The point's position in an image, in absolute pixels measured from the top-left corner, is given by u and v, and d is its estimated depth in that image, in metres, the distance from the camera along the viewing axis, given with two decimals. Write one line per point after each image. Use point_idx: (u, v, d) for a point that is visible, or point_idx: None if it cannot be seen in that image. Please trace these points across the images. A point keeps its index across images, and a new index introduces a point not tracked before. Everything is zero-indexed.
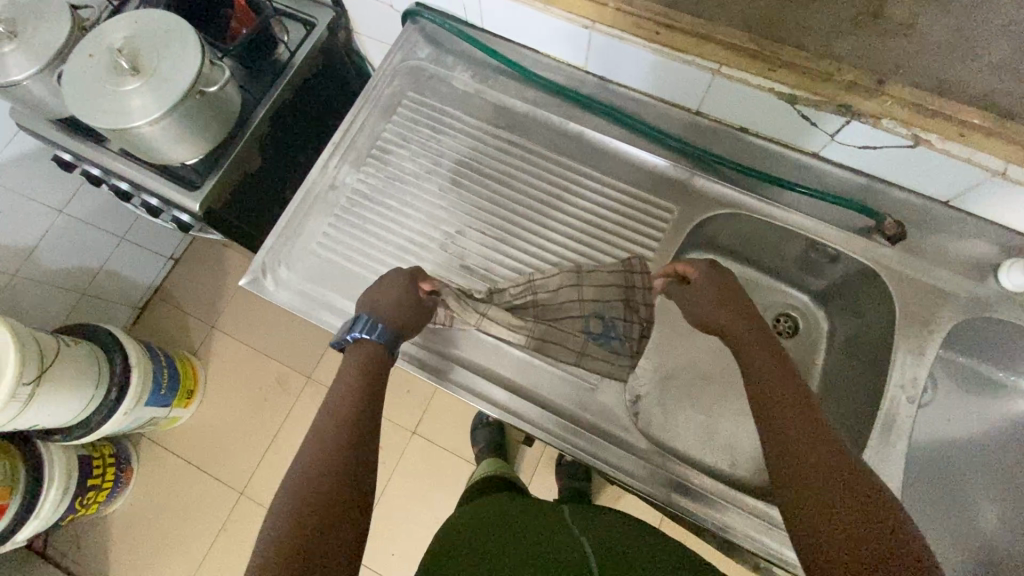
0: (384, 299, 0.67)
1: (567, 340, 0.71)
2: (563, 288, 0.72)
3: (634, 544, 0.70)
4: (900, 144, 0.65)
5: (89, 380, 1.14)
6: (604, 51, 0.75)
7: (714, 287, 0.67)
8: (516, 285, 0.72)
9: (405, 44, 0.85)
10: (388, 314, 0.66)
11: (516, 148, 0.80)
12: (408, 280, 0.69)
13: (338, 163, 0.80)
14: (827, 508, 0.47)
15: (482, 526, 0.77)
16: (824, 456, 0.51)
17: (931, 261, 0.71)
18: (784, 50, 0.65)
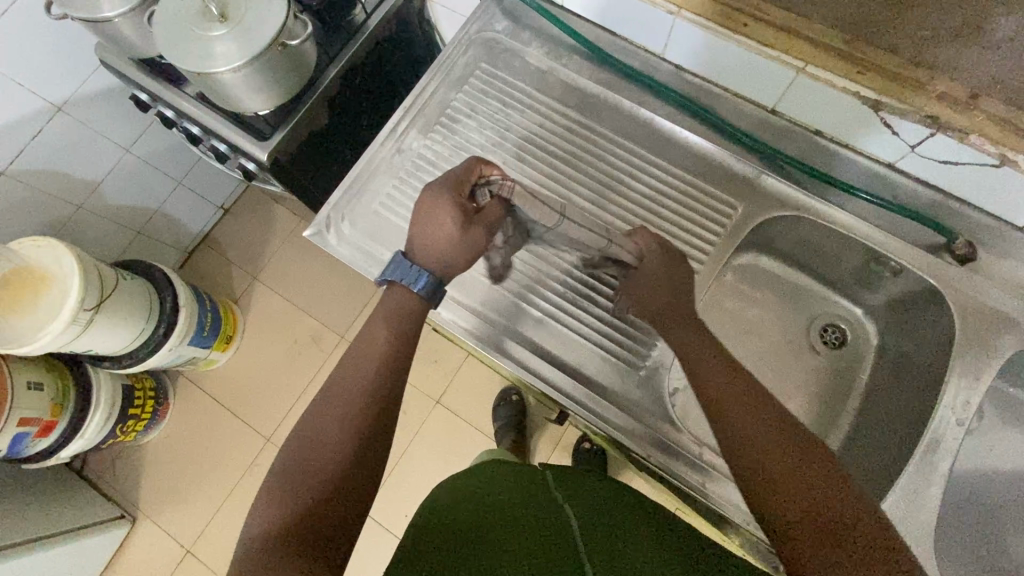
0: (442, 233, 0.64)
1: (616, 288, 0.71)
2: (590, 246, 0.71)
3: (627, 520, 0.66)
4: (986, 162, 0.64)
5: (140, 313, 1.19)
6: (685, 39, 0.74)
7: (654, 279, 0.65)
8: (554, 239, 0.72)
9: (483, 15, 0.85)
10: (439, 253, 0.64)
11: (583, 130, 0.80)
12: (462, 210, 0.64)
13: (407, 127, 0.81)
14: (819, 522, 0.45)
15: (488, 484, 0.77)
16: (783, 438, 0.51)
17: (998, 285, 0.70)
18: (876, 53, 0.63)
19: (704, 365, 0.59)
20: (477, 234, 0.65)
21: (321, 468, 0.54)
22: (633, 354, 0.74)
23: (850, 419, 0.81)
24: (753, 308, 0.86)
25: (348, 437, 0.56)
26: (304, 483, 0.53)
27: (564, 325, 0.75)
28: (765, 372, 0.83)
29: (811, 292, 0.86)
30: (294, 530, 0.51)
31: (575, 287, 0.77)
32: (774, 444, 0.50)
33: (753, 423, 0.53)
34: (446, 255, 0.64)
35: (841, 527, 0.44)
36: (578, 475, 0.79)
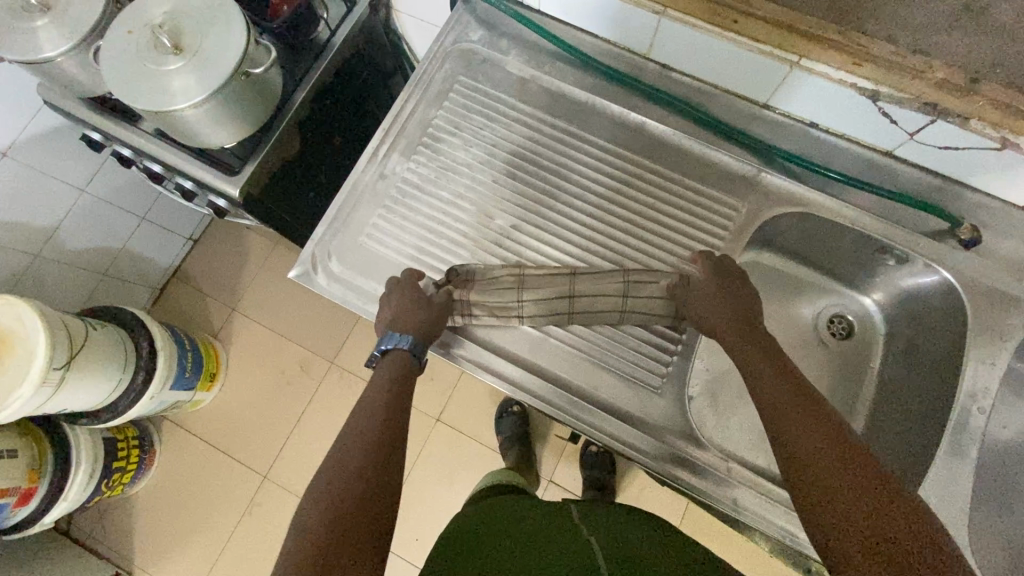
0: (404, 304, 0.66)
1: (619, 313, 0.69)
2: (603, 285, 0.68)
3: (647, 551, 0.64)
4: (986, 146, 0.63)
5: (115, 364, 1.12)
6: (671, 38, 0.71)
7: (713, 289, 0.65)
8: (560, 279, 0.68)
9: (457, 26, 0.80)
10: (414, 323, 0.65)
11: (575, 140, 0.76)
12: (419, 290, 0.67)
13: (388, 150, 0.76)
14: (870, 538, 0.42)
15: (503, 522, 0.73)
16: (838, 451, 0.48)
17: (1005, 266, 0.69)
18: (872, 43, 0.61)
19: (759, 368, 0.57)
20: (437, 308, 0.67)
21: (347, 494, 0.51)
22: (645, 371, 0.71)
23: (864, 410, 0.80)
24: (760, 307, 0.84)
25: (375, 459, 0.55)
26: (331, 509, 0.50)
27: (573, 348, 0.71)
28: None
29: (813, 285, 0.85)
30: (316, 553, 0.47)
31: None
32: (824, 440, 0.48)
33: (811, 431, 0.49)
34: (422, 321, 0.65)
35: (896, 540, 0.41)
36: (605, 511, 0.75)
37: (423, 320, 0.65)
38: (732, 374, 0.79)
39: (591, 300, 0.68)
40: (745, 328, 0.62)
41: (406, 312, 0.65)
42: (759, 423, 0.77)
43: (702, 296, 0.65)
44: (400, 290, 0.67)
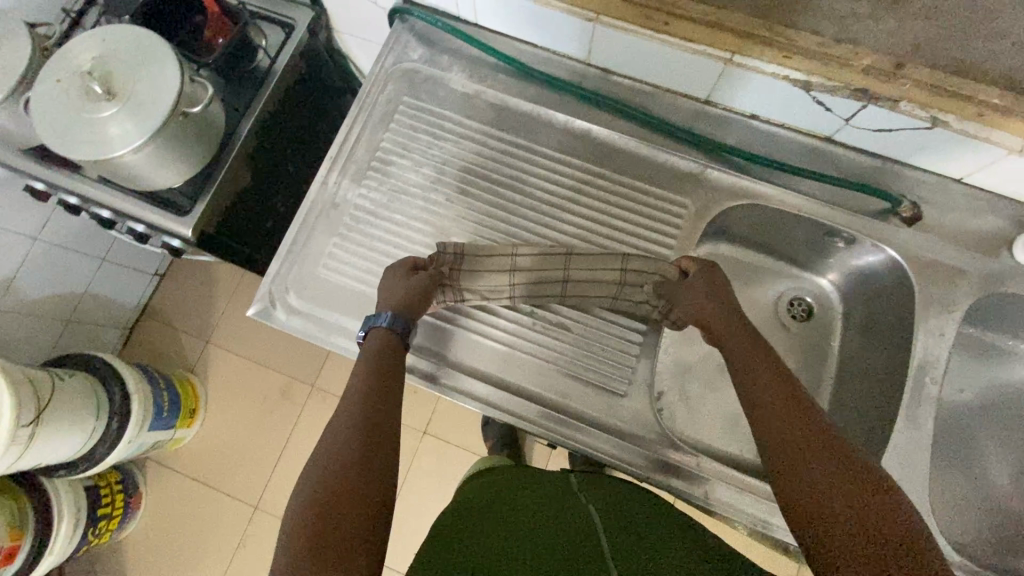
0: (395, 288, 0.66)
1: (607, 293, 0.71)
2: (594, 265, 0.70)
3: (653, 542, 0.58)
4: (917, 126, 0.65)
5: (87, 412, 1.10)
6: (607, 43, 0.72)
7: (705, 283, 0.68)
8: (543, 263, 0.69)
9: (396, 45, 0.80)
10: (398, 302, 0.65)
11: (523, 152, 0.76)
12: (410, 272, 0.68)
13: (338, 178, 0.75)
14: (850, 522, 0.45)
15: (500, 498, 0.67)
16: (821, 444, 0.51)
17: (947, 238, 0.71)
18: (798, 35, 0.63)
19: (752, 370, 0.60)
20: (423, 282, 0.67)
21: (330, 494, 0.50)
22: (612, 375, 0.72)
23: (829, 386, 0.82)
24: None
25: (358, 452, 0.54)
26: (312, 531, 0.48)
27: (539, 359, 0.72)
28: None
29: (771, 270, 0.86)
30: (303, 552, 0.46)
31: (544, 317, 0.74)
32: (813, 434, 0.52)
33: (796, 424, 0.53)
34: (408, 300, 0.65)
35: (875, 527, 0.44)
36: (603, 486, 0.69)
37: (411, 299, 0.66)
38: (698, 366, 0.82)
39: (581, 285, 0.70)
40: (735, 324, 0.65)
41: (395, 295, 0.66)
42: (727, 412, 0.79)
43: (698, 286, 0.68)
44: (391, 275, 0.68)
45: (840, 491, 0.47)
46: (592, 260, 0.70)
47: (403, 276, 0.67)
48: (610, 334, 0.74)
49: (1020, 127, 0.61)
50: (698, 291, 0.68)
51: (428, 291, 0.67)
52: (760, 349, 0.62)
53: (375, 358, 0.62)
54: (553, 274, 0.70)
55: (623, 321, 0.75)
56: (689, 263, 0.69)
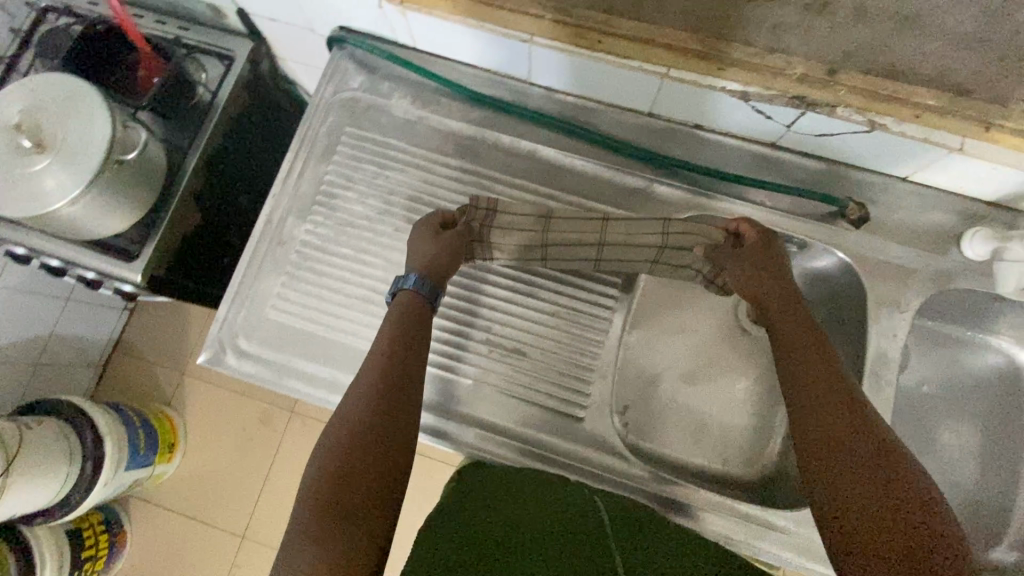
0: (423, 251, 0.67)
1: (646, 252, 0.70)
2: (637, 226, 0.68)
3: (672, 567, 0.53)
4: (857, 130, 0.65)
5: (60, 458, 1.09)
6: (545, 62, 0.71)
7: (758, 250, 0.67)
8: (577, 225, 0.69)
9: (335, 74, 0.78)
10: (426, 265, 0.67)
11: (470, 176, 0.75)
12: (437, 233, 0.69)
13: (283, 215, 0.74)
14: (878, 521, 0.47)
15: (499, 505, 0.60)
16: (857, 440, 0.52)
17: (895, 238, 0.72)
18: (731, 48, 0.62)
19: (798, 358, 0.60)
20: (449, 244, 0.68)
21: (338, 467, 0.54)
22: (568, 398, 0.72)
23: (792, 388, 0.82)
24: (681, 304, 0.86)
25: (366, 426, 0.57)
26: (318, 509, 0.52)
27: (494, 386, 0.72)
28: (706, 365, 0.83)
29: None
30: (313, 525, 0.51)
31: (495, 344, 0.73)
32: (851, 428, 0.53)
33: (834, 421, 0.54)
34: (433, 264, 0.66)
35: (904, 529, 0.46)
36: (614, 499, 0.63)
37: (439, 260, 0.67)
38: (662, 379, 0.83)
39: (621, 250, 0.70)
40: (785, 297, 0.66)
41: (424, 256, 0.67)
42: (691, 420, 0.81)
43: (749, 253, 0.68)
44: (419, 239, 0.68)
45: (871, 489, 0.48)
46: (632, 225, 0.68)
47: (431, 239, 0.68)
48: (566, 357, 0.74)
49: (959, 125, 0.61)
50: (748, 256, 0.68)
51: (453, 253, 0.68)
52: (814, 338, 0.61)
53: (394, 321, 0.64)
54: (589, 236, 0.69)
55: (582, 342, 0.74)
56: (745, 226, 0.68)
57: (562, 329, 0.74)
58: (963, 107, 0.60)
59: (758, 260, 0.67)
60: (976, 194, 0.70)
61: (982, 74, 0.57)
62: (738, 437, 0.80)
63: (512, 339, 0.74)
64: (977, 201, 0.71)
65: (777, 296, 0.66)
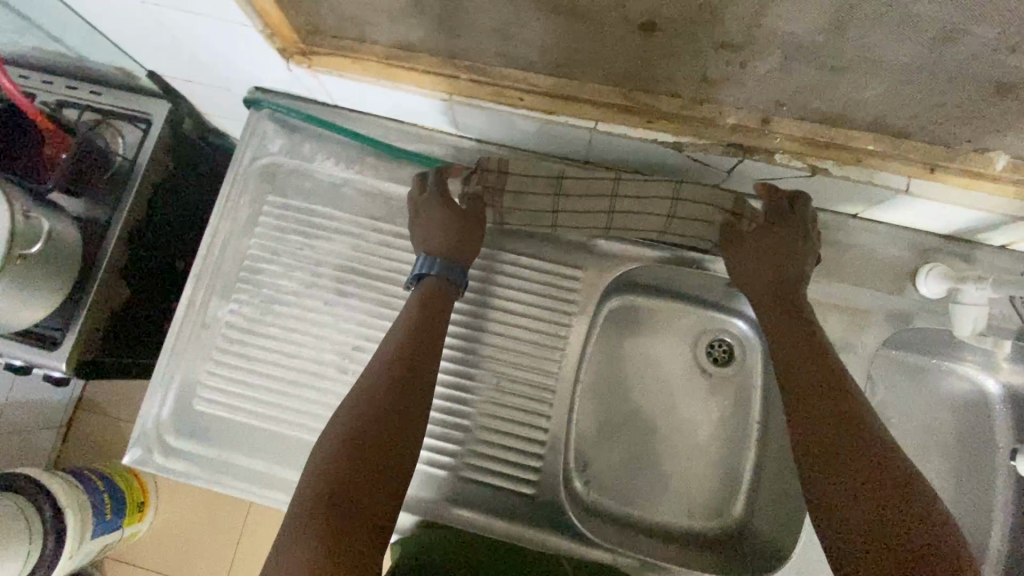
0: (434, 232, 0.67)
1: (655, 223, 0.67)
2: (650, 198, 0.66)
3: None
4: (798, 174, 0.62)
5: (17, 539, 1.04)
6: (471, 117, 0.67)
7: (771, 236, 0.65)
8: (581, 198, 0.67)
9: (253, 138, 0.74)
10: (437, 244, 0.66)
11: (402, 239, 0.71)
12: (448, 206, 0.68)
13: (205, 298, 0.70)
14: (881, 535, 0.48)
15: None
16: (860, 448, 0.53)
17: (848, 278, 0.69)
18: (659, 100, 0.58)
19: (793, 363, 0.61)
20: (458, 219, 0.67)
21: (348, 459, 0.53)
22: (516, 474, 0.69)
23: (756, 429, 0.79)
24: (638, 349, 0.83)
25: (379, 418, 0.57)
26: (318, 502, 0.50)
27: (440, 464, 0.69)
28: (667, 411, 0.80)
29: (687, 314, 0.83)
30: (318, 518, 0.49)
31: (433, 421, 0.70)
32: (856, 438, 0.54)
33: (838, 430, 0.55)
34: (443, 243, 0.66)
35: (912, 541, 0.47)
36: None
37: (449, 238, 0.67)
38: (622, 429, 0.80)
39: (631, 205, 0.67)
40: (788, 292, 0.65)
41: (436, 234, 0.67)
42: (653, 473, 0.79)
43: (761, 242, 0.66)
44: (427, 215, 0.68)
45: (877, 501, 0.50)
46: (645, 187, 0.66)
47: (442, 215, 0.67)
48: (511, 430, 0.70)
49: (902, 167, 0.58)
50: (765, 245, 0.65)
51: (462, 227, 0.68)
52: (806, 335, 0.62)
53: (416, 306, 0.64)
54: (599, 206, 0.67)
55: (528, 411, 0.70)
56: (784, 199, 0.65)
57: (505, 400, 0.70)
58: (905, 150, 0.57)
59: (779, 244, 0.65)
60: (928, 228, 0.67)
61: (921, 119, 0.53)
62: (700, 487, 0.78)
63: (485, 380, 0.70)
64: (928, 234, 0.68)
65: (787, 284, 0.65)
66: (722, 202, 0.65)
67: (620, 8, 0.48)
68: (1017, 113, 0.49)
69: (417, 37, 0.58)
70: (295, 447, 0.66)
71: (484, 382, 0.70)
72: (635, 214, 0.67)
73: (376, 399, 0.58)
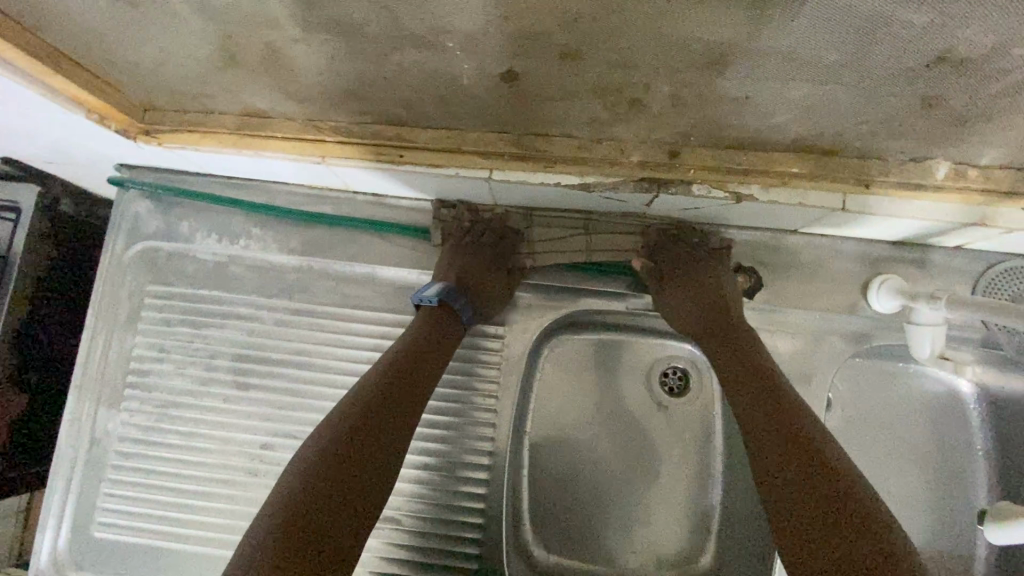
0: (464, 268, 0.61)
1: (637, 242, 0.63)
2: (620, 220, 0.63)
3: None
4: (724, 201, 0.55)
5: None
6: (355, 176, 0.59)
7: (687, 281, 0.61)
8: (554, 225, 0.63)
9: (123, 221, 0.66)
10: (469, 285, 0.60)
11: (300, 318, 0.63)
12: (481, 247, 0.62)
13: (92, 410, 0.63)
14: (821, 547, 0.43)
15: None
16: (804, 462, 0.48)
17: (795, 301, 0.63)
18: (553, 142, 0.51)
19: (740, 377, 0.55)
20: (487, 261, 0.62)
21: (334, 466, 0.47)
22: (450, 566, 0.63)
23: (720, 465, 0.73)
24: (587, 391, 0.75)
25: (373, 422, 0.50)
26: (296, 512, 0.44)
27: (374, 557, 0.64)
28: (623, 458, 0.74)
29: (632, 346, 0.76)
30: (296, 535, 0.43)
31: None
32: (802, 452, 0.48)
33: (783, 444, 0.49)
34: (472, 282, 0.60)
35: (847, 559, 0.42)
36: None
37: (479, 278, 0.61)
38: (577, 481, 0.74)
39: (607, 242, 0.62)
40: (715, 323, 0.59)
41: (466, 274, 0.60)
42: (614, 526, 0.73)
43: (679, 292, 0.61)
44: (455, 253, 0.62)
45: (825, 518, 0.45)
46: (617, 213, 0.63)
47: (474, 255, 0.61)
48: (444, 513, 0.64)
49: (836, 186, 0.51)
50: (687, 289, 0.60)
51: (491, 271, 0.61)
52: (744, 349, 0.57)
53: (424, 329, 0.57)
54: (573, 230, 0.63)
55: (461, 492, 0.64)
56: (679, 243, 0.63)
57: (434, 481, 0.64)
58: (835, 167, 0.50)
59: (693, 284, 0.60)
60: (875, 236, 0.61)
61: (847, 136, 0.46)
62: (665, 534, 0.72)
63: (414, 460, 0.64)
64: (877, 242, 0.62)
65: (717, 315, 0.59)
66: (685, 244, 0.63)
67: (476, 56, 0.40)
68: (949, 122, 0.43)
69: (266, 103, 0.50)
70: (210, 564, 0.61)
71: (410, 466, 0.64)
72: (611, 236, 0.62)
73: (377, 403, 0.51)
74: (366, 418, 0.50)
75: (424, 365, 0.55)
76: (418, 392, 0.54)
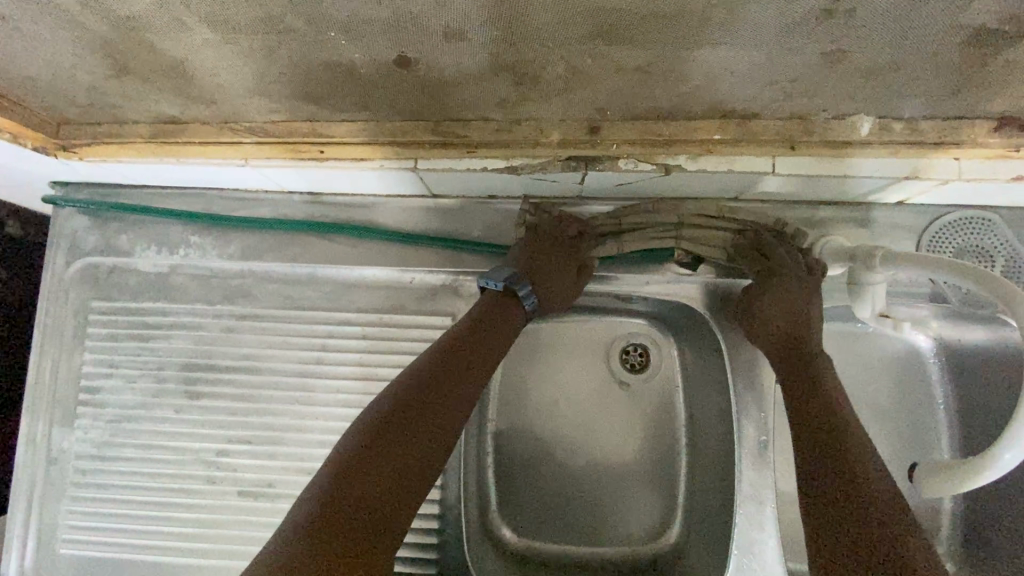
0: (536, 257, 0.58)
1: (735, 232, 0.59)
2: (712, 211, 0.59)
3: None
4: (654, 174, 0.54)
5: None
6: (285, 176, 0.59)
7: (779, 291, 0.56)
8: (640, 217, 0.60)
9: (61, 238, 0.65)
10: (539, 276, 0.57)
11: (245, 323, 0.63)
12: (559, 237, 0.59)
13: (47, 428, 0.64)
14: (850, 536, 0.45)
15: None
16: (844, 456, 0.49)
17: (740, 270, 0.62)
18: (471, 126, 0.50)
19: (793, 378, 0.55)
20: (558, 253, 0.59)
21: (371, 454, 0.44)
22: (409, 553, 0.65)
23: (683, 438, 0.73)
24: (548, 376, 0.75)
25: (416, 414, 0.47)
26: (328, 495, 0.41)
27: None
28: (587, 438, 0.74)
29: (589, 327, 0.75)
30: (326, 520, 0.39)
31: None
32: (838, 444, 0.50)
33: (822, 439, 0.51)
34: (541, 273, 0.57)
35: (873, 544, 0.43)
36: None
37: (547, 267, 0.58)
38: (540, 464, 0.74)
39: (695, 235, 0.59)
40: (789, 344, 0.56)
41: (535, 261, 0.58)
42: (577, 507, 0.73)
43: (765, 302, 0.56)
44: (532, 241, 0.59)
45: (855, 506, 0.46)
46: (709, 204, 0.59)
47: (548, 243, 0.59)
48: None
49: (760, 150, 0.50)
50: (778, 302, 0.55)
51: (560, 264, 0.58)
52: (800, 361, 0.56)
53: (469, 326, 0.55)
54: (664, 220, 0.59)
55: None
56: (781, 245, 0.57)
57: None
58: (758, 130, 0.49)
59: (784, 301, 0.55)
60: (816, 199, 0.60)
61: (761, 98, 0.45)
62: (629, 513, 0.73)
63: None
64: (819, 204, 0.61)
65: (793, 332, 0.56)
66: (778, 250, 0.57)
67: (364, 45, 0.39)
68: (858, 75, 0.42)
69: (176, 109, 0.49)
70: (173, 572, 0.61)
71: None
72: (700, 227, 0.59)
73: (418, 393, 0.48)
74: (410, 409, 0.47)
75: (467, 364, 0.52)
76: (461, 392, 0.50)
